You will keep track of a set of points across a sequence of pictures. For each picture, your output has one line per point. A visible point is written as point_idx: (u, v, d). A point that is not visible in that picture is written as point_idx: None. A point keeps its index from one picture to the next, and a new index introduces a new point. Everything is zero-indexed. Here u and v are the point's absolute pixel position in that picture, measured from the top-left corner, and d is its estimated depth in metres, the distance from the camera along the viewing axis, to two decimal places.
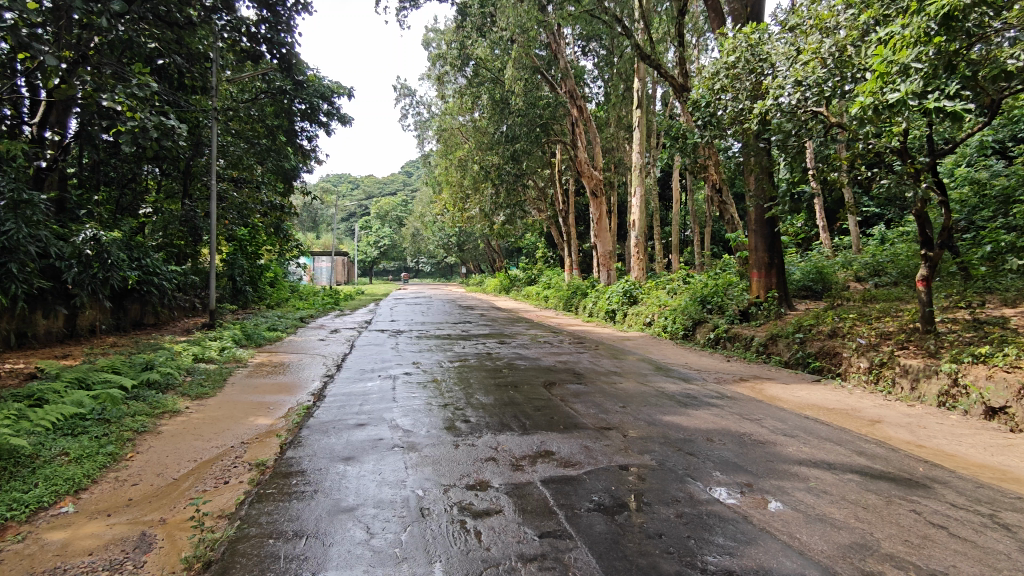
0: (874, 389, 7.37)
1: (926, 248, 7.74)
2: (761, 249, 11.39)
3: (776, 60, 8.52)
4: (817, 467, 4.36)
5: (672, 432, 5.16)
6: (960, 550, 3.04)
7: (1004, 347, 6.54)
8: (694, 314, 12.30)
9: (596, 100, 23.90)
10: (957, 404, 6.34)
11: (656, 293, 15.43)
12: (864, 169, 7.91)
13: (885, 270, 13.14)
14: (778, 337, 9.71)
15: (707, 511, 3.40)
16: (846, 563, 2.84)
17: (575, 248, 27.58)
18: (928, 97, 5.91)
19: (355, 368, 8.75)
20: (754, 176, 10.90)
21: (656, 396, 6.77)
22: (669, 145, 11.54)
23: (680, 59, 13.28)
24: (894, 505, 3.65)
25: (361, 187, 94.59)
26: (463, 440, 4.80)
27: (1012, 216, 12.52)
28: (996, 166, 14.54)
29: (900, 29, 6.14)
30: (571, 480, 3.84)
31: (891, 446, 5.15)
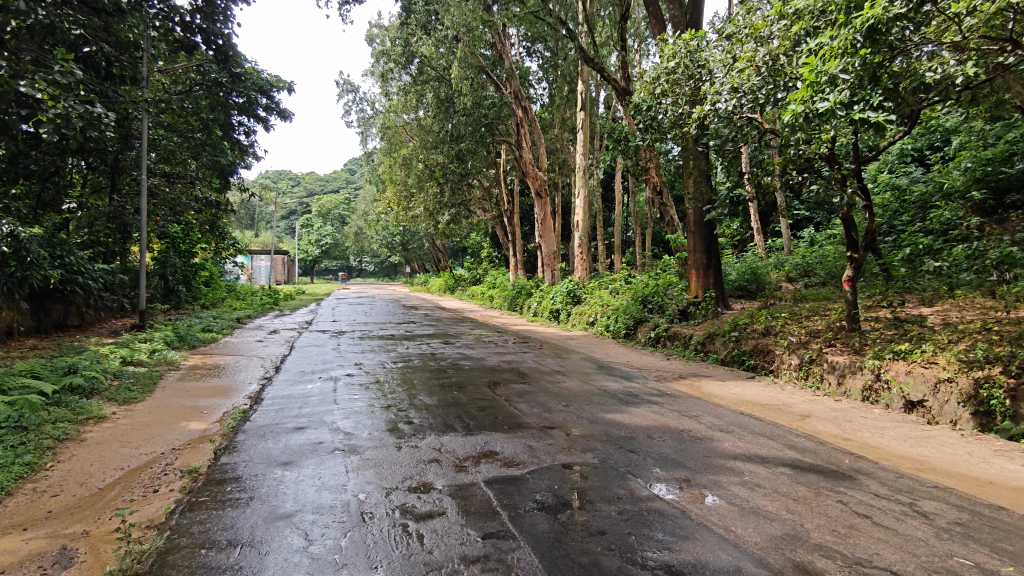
0: (804, 384, 7.69)
1: (852, 250, 8.11)
2: (699, 250, 11.72)
3: (713, 66, 8.80)
4: (751, 461, 4.52)
5: (614, 429, 5.24)
6: (884, 538, 3.20)
7: (922, 344, 6.92)
8: (635, 314, 12.53)
9: (541, 101, 24.10)
10: (880, 399, 6.68)
11: (599, 293, 15.67)
12: (795, 174, 8.22)
13: (814, 271, 13.73)
14: (715, 336, 10.00)
15: (647, 507, 3.47)
16: (778, 553, 2.95)
17: (519, 248, 27.71)
18: (854, 108, 6.22)
19: (295, 370, 8.53)
20: (693, 179, 11.21)
21: (599, 394, 6.87)
22: (611, 147, 11.67)
23: (622, 63, 13.50)
24: (823, 496, 3.82)
25: (302, 184, 92.39)
26: (406, 442, 4.74)
27: (930, 221, 13.31)
28: (914, 173, 15.42)
29: (829, 40, 6.43)
30: (515, 480, 3.85)
31: (820, 439, 5.38)
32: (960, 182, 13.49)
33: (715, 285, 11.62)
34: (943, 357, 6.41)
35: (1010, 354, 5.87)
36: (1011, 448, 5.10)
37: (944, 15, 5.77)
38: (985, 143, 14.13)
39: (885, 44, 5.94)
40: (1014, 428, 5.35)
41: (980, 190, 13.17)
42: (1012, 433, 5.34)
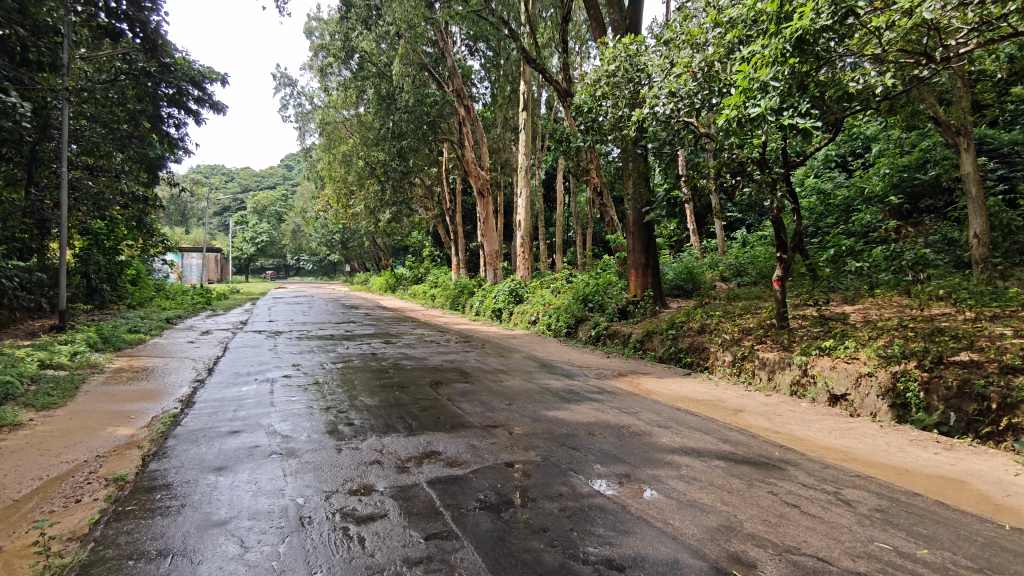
0: (736, 380, 7.98)
1: (780, 251, 8.46)
2: (638, 250, 11.99)
3: (652, 71, 9.04)
4: (688, 455, 4.66)
5: (556, 427, 5.30)
6: (811, 526, 3.35)
7: (845, 340, 7.29)
8: (576, 312, 12.68)
9: (483, 100, 24.12)
10: (806, 393, 7.01)
11: (541, 292, 15.81)
12: (728, 178, 8.53)
13: (746, 271, 14.26)
14: (653, 334, 10.25)
15: (589, 503, 3.52)
16: (714, 544, 3.05)
17: (461, 247, 27.64)
18: (783, 113, 6.43)
19: (229, 371, 8.24)
20: (632, 181, 11.47)
21: (541, 393, 6.93)
22: (552, 147, 11.71)
23: (564, 65, 13.62)
24: (755, 488, 3.97)
25: (236, 180, 89.30)
26: (346, 444, 4.66)
27: (852, 224, 14.04)
28: (838, 178, 16.23)
29: (761, 48, 6.68)
30: (458, 480, 3.84)
31: (752, 433, 5.59)
32: (880, 187, 14.43)
33: (653, 284, 11.93)
34: (864, 352, 6.76)
35: (924, 349, 6.25)
36: (924, 438, 5.44)
37: (866, 29, 6.09)
38: (902, 150, 15.07)
39: (812, 54, 6.21)
40: (927, 419, 5.71)
41: (897, 195, 14.21)
42: (926, 423, 5.69)
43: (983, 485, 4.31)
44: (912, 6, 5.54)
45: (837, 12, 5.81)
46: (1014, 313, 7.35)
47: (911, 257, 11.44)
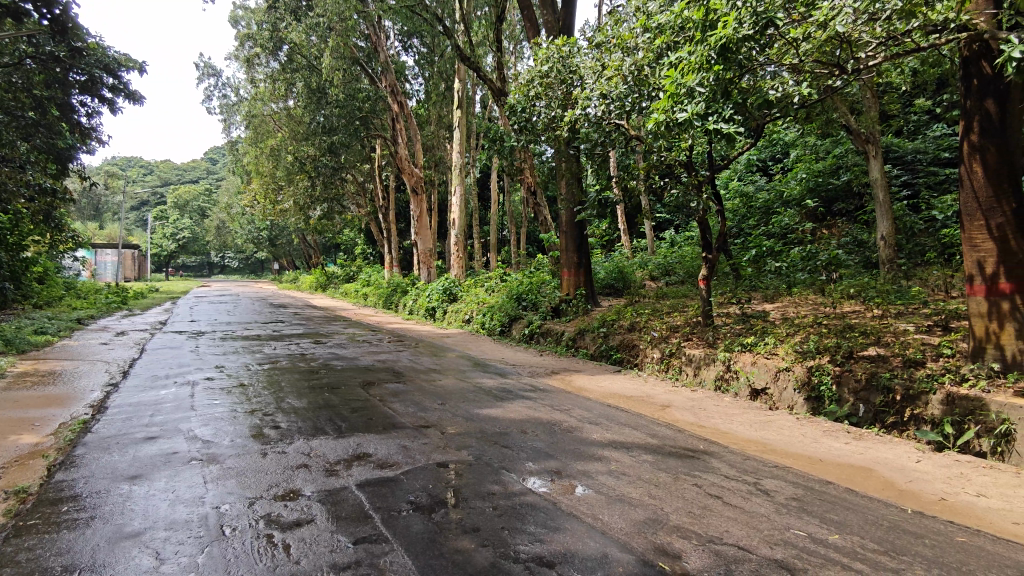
0: (664, 376, 8.22)
1: (706, 250, 8.75)
2: (571, 250, 12.15)
3: (584, 73, 9.20)
4: (618, 450, 4.76)
5: (488, 425, 5.29)
6: (732, 516, 3.48)
7: (765, 337, 7.62)
8: (510, 311, 12.73)
9: (417, 97, 23.90)
10: (729, 387, 7.30)
11: (475, 291, 15.77)
12: (657, 179, 8.72)
13: (674, 271, 14.69)
14: (585, 332, 10.41)
15: (520, 501, 3.53)
16: (641, 538, 3.12)
17: (394, 245, 27.28)
18: (708, 118, 6.78)
19: (145, 374, 7.82)
20: (565, 181, 11.65)
21: (474, 392, 6.91)
22: (485, 146, 11.60)
23: (498, 65, 13.61)
24: (681, 481, 4.08)
25: (155, 174, 84.90)
26: (272, 448, 4.51)
27: (772, 226, 14.70)
28: (759, 181, 16.97)
29: (687, 54, 6.89)
30: (389, 482, 3.77)
31: (679, 427, 5.75)
32: (797, 191, 15.14)
33: (585, 283, 12.14)
34: (782, 348, 7.10)
35: (836, 345, 6.63)
36: (836, 428, 5.76)
37: (784, 40, 6.37)
38: (817, 157, 16.01)
39: (735, 62, 6.45)
40: (839, 410, 6.05)
41: (813, 198, 14.94)
42: (838, 415, 6.04)
43: (889, 472, 4.60)
44: (825, 18, 5.83)
45: (758, 22, 6.07)
46: (916, 310, 7.89)
47: (825, 257, 12.12)
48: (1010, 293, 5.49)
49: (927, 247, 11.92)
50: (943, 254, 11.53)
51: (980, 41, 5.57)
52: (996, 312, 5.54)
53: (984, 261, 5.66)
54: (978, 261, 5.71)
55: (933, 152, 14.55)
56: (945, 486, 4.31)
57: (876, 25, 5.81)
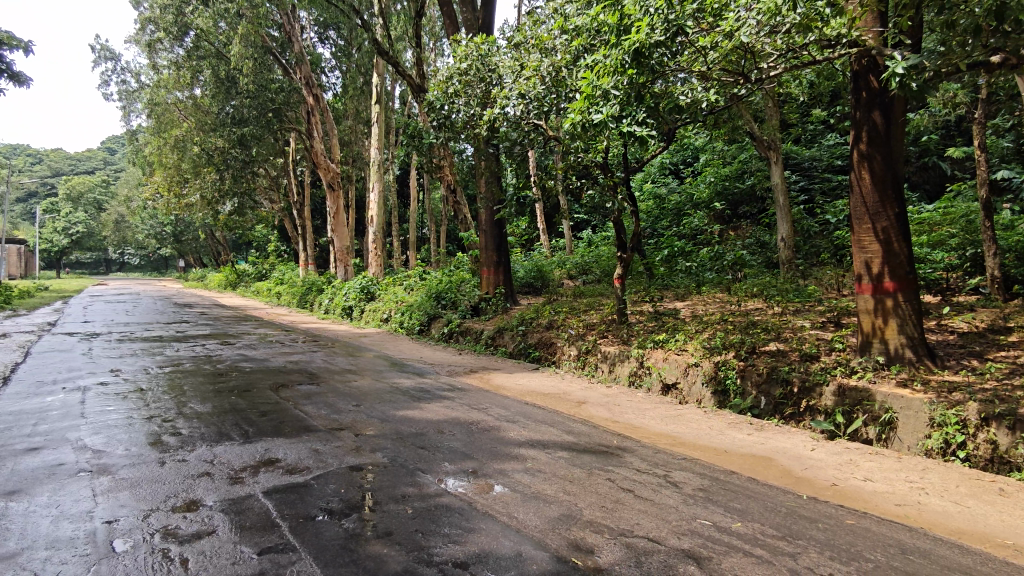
0: (581, 373, 8.37)
1: (621, 250, 8.97)
2: (490, 249, 12.18)
3: (502, 72, 9.25)
4: (534, 447, 4.79)
5: (404, 426, 5.22)
6: (643, 509, 3.58)
7: (676, 334, 7.90)
8: (429, 310, 12.57)
9: (333, 90, 23.26)
10: (642, 383, 7.52)
11: (393, 290, 15.52)
12: (574, 179, 8.86)
13: (591, 270, 14.99)
14: (504, 330, 10.45)
15: (436, 503, 3.49)
16: (555, 534, 3.15)
17: (310, 242, 26.45)
18: (623, 121, 6.97)
19: (29, 380, 7.18)
20: (485, 180, 11.66)
21: (390, 392, 6.80)
22: (403, 141, 11.31)
23: (417, 60, 13.40)
24: (594, 476, 4.16)
25: (44, 163, 78.53)
26: (171, 456, 4.24)
27: (683, 227, 15.30)
28: (671, 184, 17.63)
29: (603, 57, 7.05)
30: (297, 488, 3.63)
31: (594, 423, 5.88)
32: (706, 194, 15.83)
33: (505, 281, 12.20)
34: (691, 344, 7.39)
35: (740, 341, 6.97)
36: (740, 420, 6.05)
37: (693, 47, 6.59)
38: (724, 161, 16.81)
39: (648, 66, 6.60)
40: (743, 402, 6.35)
41: (720, 201, 15.70)
42: (742, 407, 6.33)
43: (787, 461, 4.87)
44: (731, 28, 6.12)
45: (669, 29, 6.27)
46: (813, 307, 8.42)
47: (732, 258, 12.75)
48: (894, 291, 5.96)
49: (821, 248, 12.72)
50: (835, 255, 12.33)
51: (869, 56, 5.99)
52: (882, 309, 5.98)
53: (870, 261, 6.10)
54: (866, 261, 6.15)
55: (827, 159, 15.58)
56: (836, 472, 4.62)
57: (777, 38, 6.11)
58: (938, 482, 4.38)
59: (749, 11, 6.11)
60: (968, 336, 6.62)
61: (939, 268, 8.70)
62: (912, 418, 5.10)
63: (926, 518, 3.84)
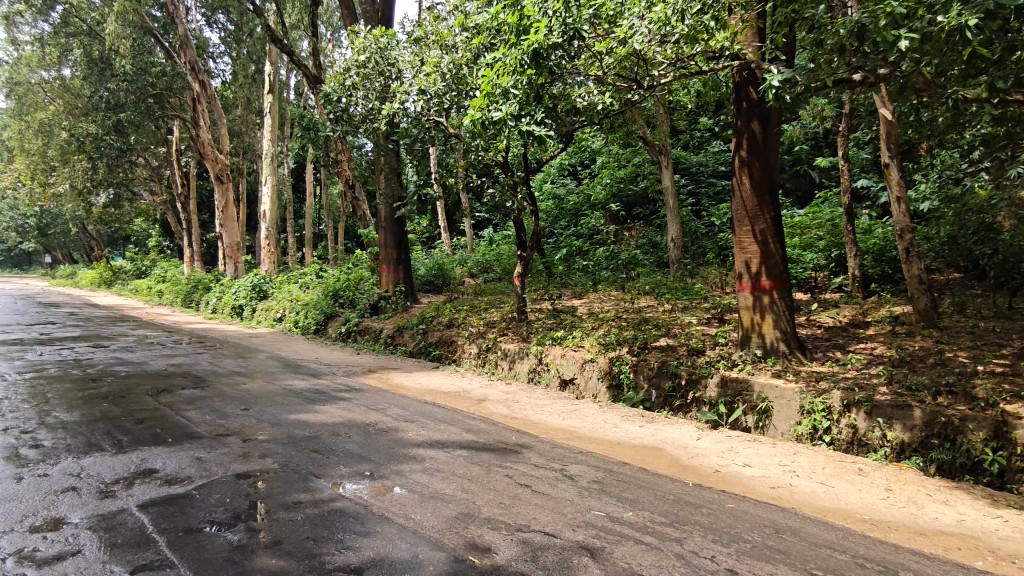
0: (481, 370, 8.39)
1: (521, 249, 9.06)
2: (389, 246, 11.96)
3: (402, 66, 9.13)
4: (434, 447, 4.76)
5: (298, 430, 5.02)
6: (539, 504, 3.65)
7: (573, 331, 8.09)
8: (326, 309, 12.15)
9: (222, 77, 22.04)
10: (541, 378, 7.65)
11: (288, 288, 14.88)
12: (475, 178, 8.86)
13: (492, 268, 15.06)
14: (404, 329, 10.30)
15: (330, 508, 3.38)
16: (452, 533, 3.14)
17: (195, 237, 24.87)
18: (522, 120, 6.88)
19: None
20: (384, 176, 11.44)
21: (283, 394, 6.52)
22: (297, 133, 10.78)
23: (313, 50, 12.90)
24: (493, 472, 4.19)
25: None
26: (29, 470, 3.84)
27: (581, 227, 15.74)
28: (570, 185, 18.10)
29: (503, 57, 7.09)
30: (177, 500, 3.40)
31: (492, 421, 5.92)
32: (602, 195, 16.36)
33: (404, 280, 12.06)
34: (588, 341, 7.61)
35: (633, 337, 7.27)
36: (633, 413, 6.30)
37: (590, 51, 6.84)
38: (619, 164, 17.41)
39: (546, 68, 6.73)
40: (635, 396, 6.61)
41: (615, 202, 16.29)
42: (635, 400, 6.58)
43: (676, 450, 5.12)
44: (625, 35, 6.37)
45: (566, 32, 6.47)
46: (698, 304, 8.91)
47: (626, 257, 13.22)
48: (770, 288, 6.42)
49: (707, 248, 13.45)
50: (719, 255, 13.09)
51: (748, 69, 6.38)
52: (759, 305, 6.42)
53: (749, 261, 6.54)
54: (745, 261, 6.59)
55: (712, 165, 16.51)
56: (718, 459, 4.91)
57: (667, 47, 6.37)
58: (808, 465, 4.75)
59: (641, 19, 6.36)
60: (833, 329, 7.24)
61: (809, 267, 9.49)
62: (784, 406, 5.52)
63: (797, 498, 4.16)
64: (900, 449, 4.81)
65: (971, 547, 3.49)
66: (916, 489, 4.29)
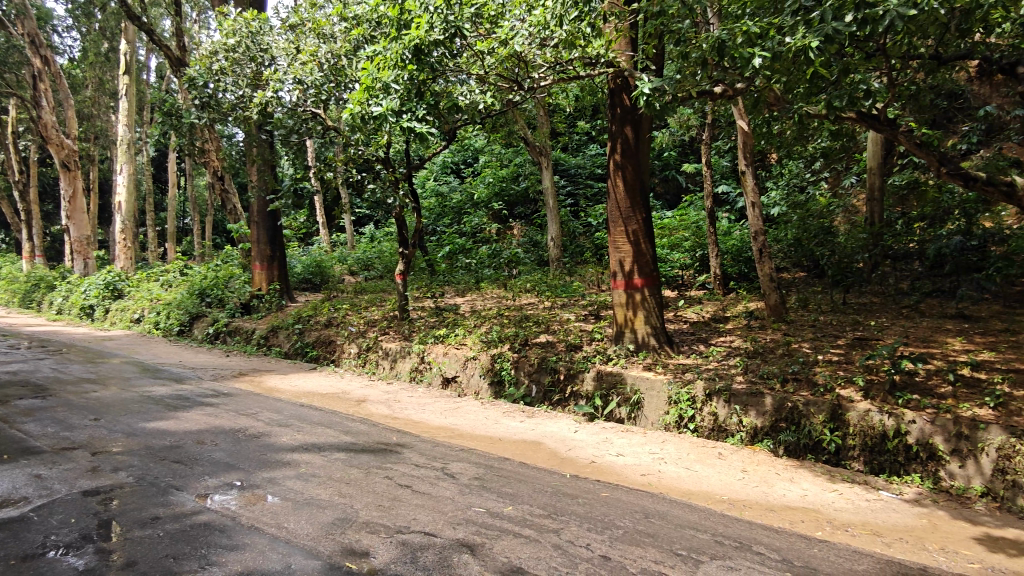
0: (361, 371, 8.18)
1: (403, 247, 8.91)
2: (263, 242, 11.35)
3: (276, 53, 8.73)
4: (309, 451, 4.58)
5: (157, 440, 4.63)
6: (420, 503, 3.62)
7: (456, 329, 8.09)
8: (191, 309, 11.29)
9: (69, 54, 19.99)
10: (423, 377, 7.57)
11: (146, 287, 13.68)
12: (355, 172, 8.61)
13: (373, 266, 14.72)
14: (278, 329, 9.80)
15: (194, 522, 3.16)
16: (328, 540, 3.04)
17: (36, 229, 22.27)
18: (402, 116, 6.67)
19: None
20: (257, 168, 10.85)
21: (140, 402, 5.99)
22: (158, 119, 9.93)
23: (177, 30, 11.98)
24: (372, 474, 4.10)
25: None
26: None
27: (464, 226, 15.80)
28: (452, 183, 18.10)
29: (383, 50, 6.90)
30: (10, 524, 3.03)
31: (372, 421, 5.79)
32: (485, 194, 16.46)
33: (279, 277, 11.53)
34: (470, 339, 7.65)
35: (514, 334, 7.41)
36: (513, 409, 6.40)
37: (471, 51, 6.91)
38: (501, 163, 17.65)
39: (428, 64, 6.61)
40: (516, 392, 6.72)
41: (498, 202, 16.45)
42: (515, 396, 6.69)
43: (554, 444, 5.26)
44: (506, 36, 6.55)
45: (448, 29, 6.45)
46: (576, 301, 9.24)
47: (508, 256, 13.42)
48: (641, 286, 6.77)
49: (584, 247, 13.92)
50: (596, 254, 13.59)
51: (622, 77, 6.67)
52: (632, 302, 6.76)
53: (623, 260, 6.85)
54: (619, 260, 6.89)
55: (589, 167, 17.17)
56: (594, 450, 5.10)
57: (546, 50, 6.65)
58: (674, 451, 5.07)
59: (521, 24, 6.61)
60: (697, 324, 7.76)
61: (676, 267, 10.05)
62: (654, 398, 5.84)
63: (664, 483, 4.42)
64: (754, 433, 5.24)
65: (813, 519, 3.88)
66: (767, 469, 4.71)
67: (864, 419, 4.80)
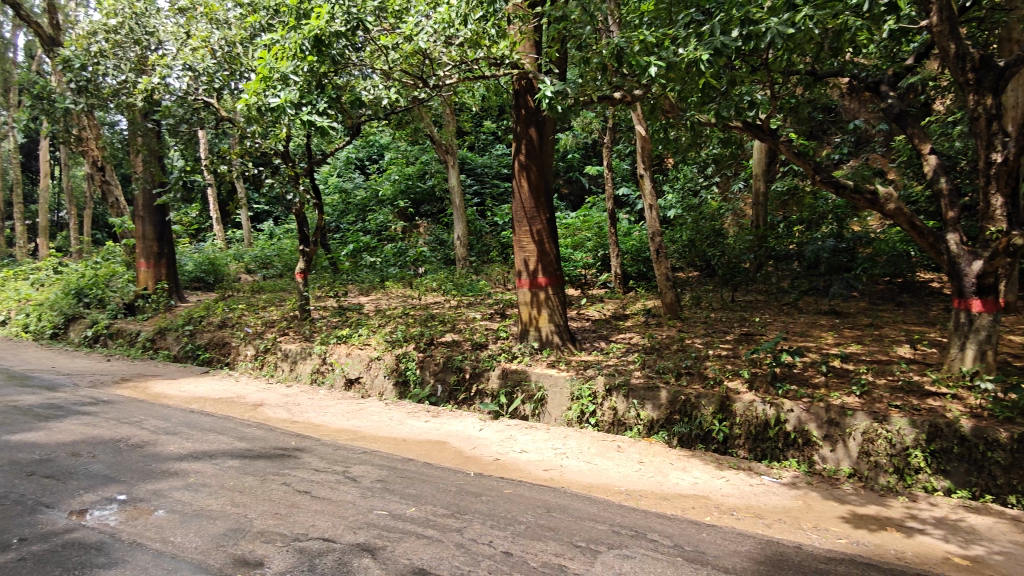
0: (258, 373, 7.82)
1: (303, 244, 8.57)
2: (149, 238, 10.61)
3: (164, 37, 8.21)
4: (198, 460, 4.32)
5: (23, 453, 4.22)
6: (319, 509, 3.51)
7: (359, 329, 7.91)
8: (66, 310, 10.38)
9: None
10: (325, 379, 7.35)
11: (13, 286, 12.46)
12: (251, 166, 8.22)
13: (272, 264, 14.12)
14: (166, 331, 9.20)
15: (66, 541, 2.91)
16: (218, 552, 2.88)
17: None
18: (302, 108, 6.33)
19: None
20: (141, 158, 10.15)
21: (3, 412, 5.43)
22: (26, 102, 9.03)
23: (49, 6, 10.93)
24: (268, 482, 3.93)
25: None
26: None
27: (368, 223, 15.49)
28: (356, 179, 17.68)
29: (281, 39, 6.62)
30: None
31: (269, 426, 5.56)
32: (391, 192, 16.20)
33: (167, 275, 10.83)
34: (374, 339, 7.51)
35: (419, 334, 7.34)
36: (418, 409, 6.33)
37: (375, 44, 6.77)
38: (407, 161, 17.43)
39: (329, 57, 6.41)
40: (421, 392, 6.65)
41: (403, 199, 16.23)
42: (421, 396, 6.63)
43: (458, 443, 5.26)
44: (410, 32, 6.48)
45: (349, 21, 6.34)
46: (482, 300, 9.28)
47: (413, 254, 13.28)
48: (545, 285, 6.90)
49: (491, 247, 14.00)
50: (502, 253, 13.68)
51: (526, 78, 6.75)
52: (536, 301, 6.86)
53: (527, 260, 6.94)
54: (524, 259, 6.97)
55: (495, 167, 17.29)
56: (498, 448, 5.14)
57: (452, 49, 6.58)
58: (576, 446, 5.20)
59: (425, 20, 6.54)
60: (598, 322, 7.99)
61: (579, 266, 10.30)
62: (557, 394, 5.96)
63: (566, 478, 4.53)
64: (650, 425, 5.47)
65: (702, 505, 4.09)
66: (662, 459, 4.93)
67: (749, 409, 5.12)
